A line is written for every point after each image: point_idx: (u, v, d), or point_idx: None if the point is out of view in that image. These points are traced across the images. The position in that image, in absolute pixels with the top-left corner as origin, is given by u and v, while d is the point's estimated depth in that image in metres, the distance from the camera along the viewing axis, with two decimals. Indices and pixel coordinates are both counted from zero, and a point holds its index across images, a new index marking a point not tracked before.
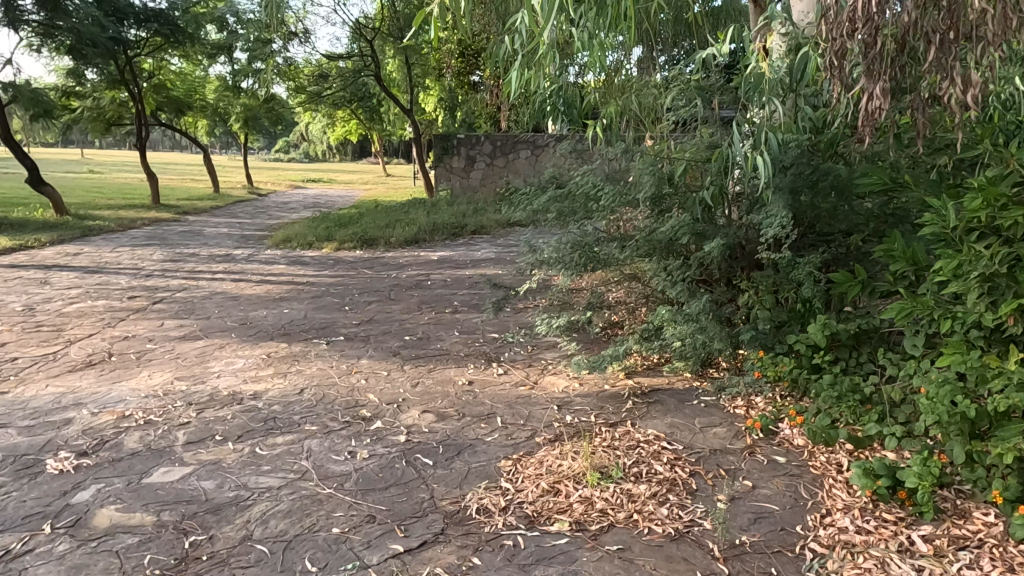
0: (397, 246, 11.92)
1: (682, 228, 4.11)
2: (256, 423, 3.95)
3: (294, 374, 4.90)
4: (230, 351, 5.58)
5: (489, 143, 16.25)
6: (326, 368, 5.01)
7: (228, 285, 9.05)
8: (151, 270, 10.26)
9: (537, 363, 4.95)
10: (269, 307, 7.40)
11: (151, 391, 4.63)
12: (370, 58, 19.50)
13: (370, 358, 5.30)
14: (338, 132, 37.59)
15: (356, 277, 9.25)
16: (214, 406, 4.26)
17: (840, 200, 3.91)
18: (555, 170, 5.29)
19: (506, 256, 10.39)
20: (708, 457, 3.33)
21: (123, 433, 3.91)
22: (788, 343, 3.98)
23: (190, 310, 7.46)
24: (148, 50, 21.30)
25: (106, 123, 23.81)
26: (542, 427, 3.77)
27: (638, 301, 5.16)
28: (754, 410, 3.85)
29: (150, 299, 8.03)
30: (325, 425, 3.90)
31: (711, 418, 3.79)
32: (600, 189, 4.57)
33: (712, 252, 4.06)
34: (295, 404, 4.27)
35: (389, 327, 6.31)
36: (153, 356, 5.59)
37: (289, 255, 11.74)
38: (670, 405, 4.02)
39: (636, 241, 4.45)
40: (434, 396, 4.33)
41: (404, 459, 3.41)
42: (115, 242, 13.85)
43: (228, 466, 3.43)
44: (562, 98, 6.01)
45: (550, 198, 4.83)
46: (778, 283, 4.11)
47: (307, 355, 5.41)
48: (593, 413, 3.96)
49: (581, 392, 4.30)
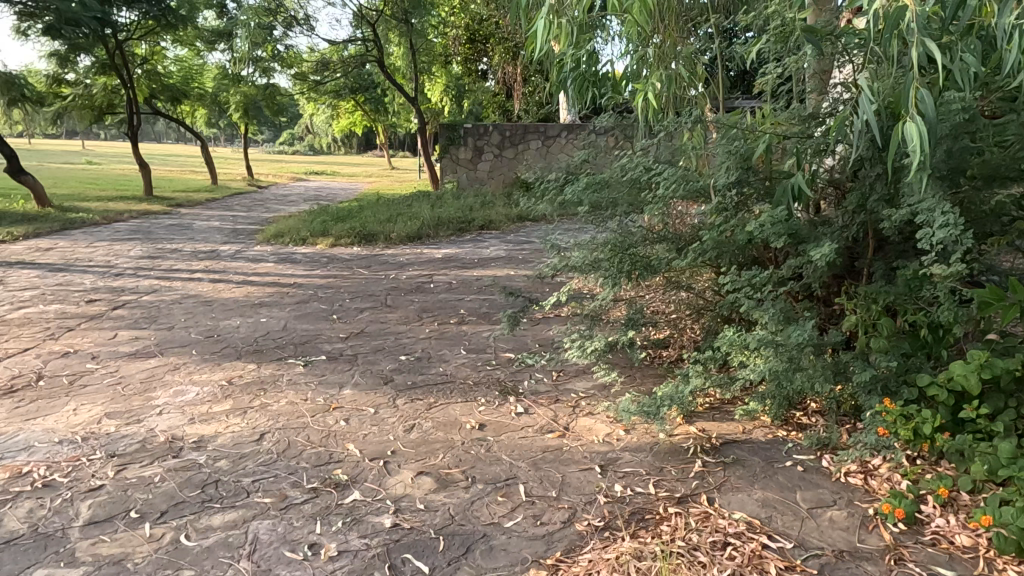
0: (398, 243, 10.85)
1: (777, 226, 3.01)
2: (190, 491, 2.89)
3: (256, 410, 3.83)
4: (184, 376, 4.51)
5: (498, 133, 15.15)
6: (296, 402, 3.93)
7: (204, 286, 7.98)
8: (123, 268, 9.21)
9: (566, 399, 3.88)
10: (245, 316, 6.33)
11: (68, 435, 3.56)
12: (373, 44, 18.37)
13: (355, 386, 4.21)
14: (340, 123, 36.47)
15: (350, 279, 8.18)
16: (139, 462, 3.18)
17: (995, 189, 2.84)
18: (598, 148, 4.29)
19: (519, 256, 9.28)
20: (834, 568, 2.25)
21: (7, 503, 2.85)
22: (920, 387, 2.90)
23: (152, 318, 6.39)
24: (139, 35, 20.13)
25: (98, 111, 22.49)
26: (583, 505, 2.69)
27: (685, 316, 4.19)
28: (878, 480, 2.79)
29: (110, 304, 6.96)
30: (283, 496, 2.83)
31: (819, 494, 2.72)
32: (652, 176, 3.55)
33: (815, 260, 2.96)
34: (247, 460, 3.19)
35: (382, 344, 5.21)
36: (90, 380, 4.53)
37: (279, 252, 10.68)
38: (755, 468, 2.96)
39: (703, 244, 3.37)
40: (434, 449, 3.25)
41: (387, 562, 2.35)
42: (94, 236, 12.80)
43: (134, 571, 2.37)
44: (591, 71, 4.92)
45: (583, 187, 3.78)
46: (901, 302, 3.02)
47: (277, 382, 4.32)
48: (649, 480, 2.89)
49: (629, 445, 3.23)
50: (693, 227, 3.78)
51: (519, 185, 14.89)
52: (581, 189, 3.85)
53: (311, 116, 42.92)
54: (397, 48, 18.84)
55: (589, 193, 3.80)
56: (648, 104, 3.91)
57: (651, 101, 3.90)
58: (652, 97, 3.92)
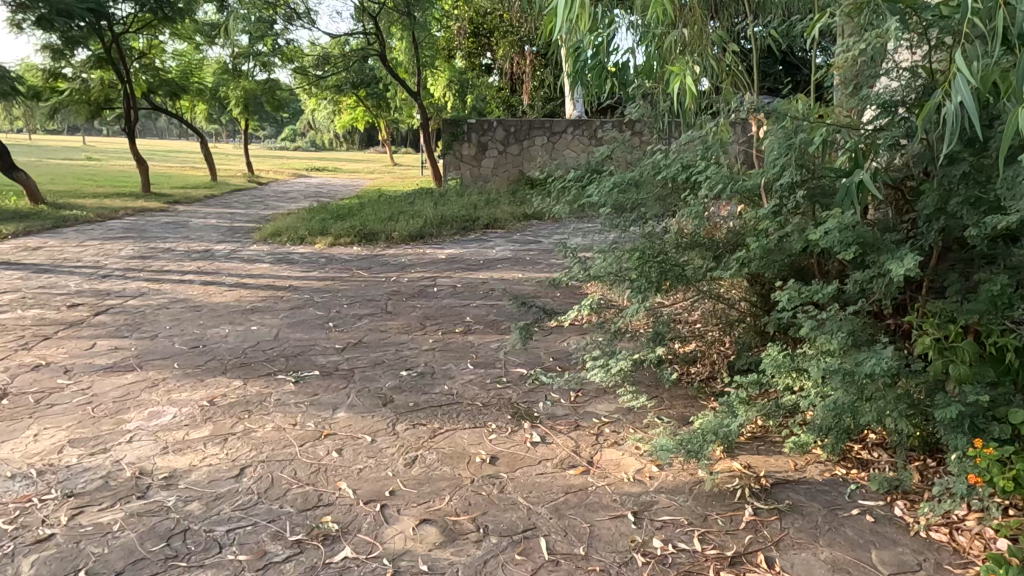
0: (400, 242, 10.42)
1: (847, 231, 2.55)
2: (152, 545, 2.45)
3: (238, 438, 3.38)
4: (162, 395, 4.06)
5: (503, 128, 14.66)
6: (284, 428, 3.49)
7: (194, 290, 7.53)
8: (111, 270, 8.78)
9: (587, 425, 3.45)
10: (234, 323, 5.89)
11: (23, 468, 3.13)
12: (375, 38, 17.90)
13: (350, 408, 3.76)
14: (342, 119, 36.02)
15: (348, 281, 7.74)
16: (99, 505, 2.76)
17: None
18: (626, 140, 3.88)
19: (526, 258, 8.84)
20: None
21: None
22: (1015, 424, 2.45)
23: (136, 325, 5.95)
24: (136, 28, 19.64)
25: (95, 106, 21.93)
26: (617, 568, 2.26)
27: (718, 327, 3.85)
28: (968, 536, 2.35)
29: (93, 309, 6.53)
30: (263, 551, 2.40)
31: (899, 555, 2.29)
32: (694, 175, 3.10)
33: (893, 272, 2.50)
34: (223, 502, 2.75)
35: (381, 357, 4.77)
36: (58, 398, 4.09)
37: (275, 251, 10.25)
38: (818, 519, 2.51)
39: (753, 254, 2.91)
40: (439, 489, 2.81)
41: None
42: (85, 235, 12.37)
43: None
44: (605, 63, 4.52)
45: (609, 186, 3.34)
46: (988, 321, 2.57)
47: (264, 403, 3.88)
48: (693, 533, 2.45)
49: (667, 486, 2.79)
50: (733, 231, 3.33)
51: (524, 182, 14.45)
52: (608, 188, 3.41)
53: (312, 112, 42.49)
54: (400, 42, 18.36)
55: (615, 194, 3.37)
56: (687, 92, 3.48)
57: (690, 88, 3.48)
58: (690, 85, 3.49)
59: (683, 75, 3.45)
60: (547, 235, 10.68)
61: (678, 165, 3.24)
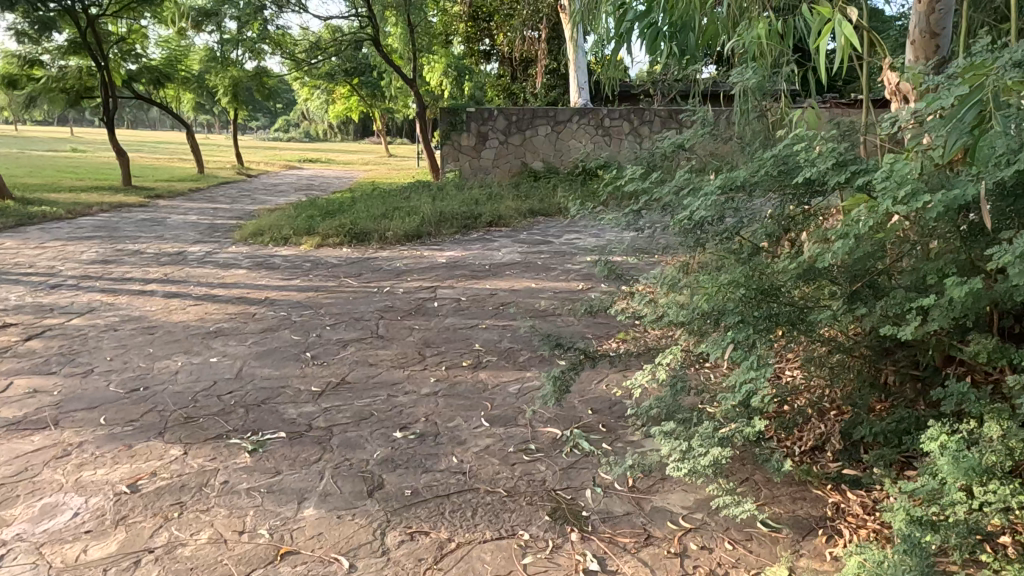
0: (395, 243, 9.33)
1: None
2: None
3: (153, 562, 2.33)
4: (68, 474, 2.99)
5: (504, 117, 13.54)
6: (225, 542, 2.43)
7: (154, 304, 6.44)
8: (65, 278, 7.68)
9: (665, 536, 2.39)
10: (191, 353, 4.80)
11: None
12: (369, 22, 16.71)
13: (322, 500, 2.70)
14: (333, 107, 34.62)
15: (335, 293, 6.66)
16: None
17: None
18: (715, 121, 2.84)
19: (538, 262, 7.75)
20: None
21: None
22: None
23: (71, 355, 4.86)
24: (113, 11, 18.39)
25: (73, 96, 20.28)
26: None
27: (823, 375, 2.90)
28: None
29: (26, 332, 5.45)
30: None
31: None
32: (852, 176, 2.11)
33: None
34: None
35: (369, 407, 3.69)
36: None
37: (255, 254, 9.16)
38: None
39: (957, 303, 1.91)
40: None
41: None
42: (51, 234, 11.28)
43: None
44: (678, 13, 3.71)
45: (711, 192, 2.32)
46: None
47: (204, 490, 2.82)
48: None
49: None
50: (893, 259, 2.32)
51: (527, 176, 13.37)
52: (707, 194, 2.34)
53: (303, 101, 41.16)
54: (395, 28, 17.19)
55: (716, 202, 2.34)
56: (842, 45, 2.69)
57: (845, 41, 2.69)
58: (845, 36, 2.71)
59: (840, 22, 2.66)
60: (557, 235, 9.62)
61: (822, 159, 2.16)
